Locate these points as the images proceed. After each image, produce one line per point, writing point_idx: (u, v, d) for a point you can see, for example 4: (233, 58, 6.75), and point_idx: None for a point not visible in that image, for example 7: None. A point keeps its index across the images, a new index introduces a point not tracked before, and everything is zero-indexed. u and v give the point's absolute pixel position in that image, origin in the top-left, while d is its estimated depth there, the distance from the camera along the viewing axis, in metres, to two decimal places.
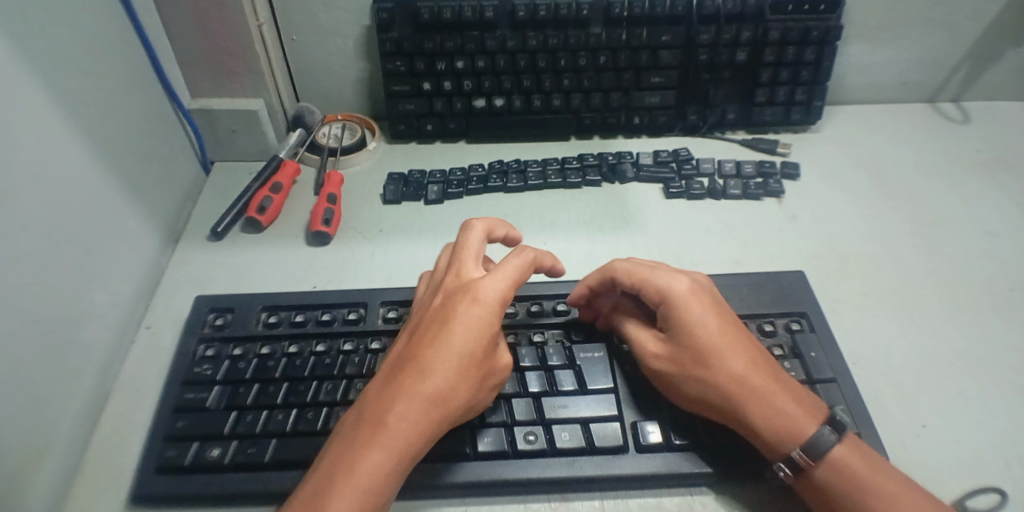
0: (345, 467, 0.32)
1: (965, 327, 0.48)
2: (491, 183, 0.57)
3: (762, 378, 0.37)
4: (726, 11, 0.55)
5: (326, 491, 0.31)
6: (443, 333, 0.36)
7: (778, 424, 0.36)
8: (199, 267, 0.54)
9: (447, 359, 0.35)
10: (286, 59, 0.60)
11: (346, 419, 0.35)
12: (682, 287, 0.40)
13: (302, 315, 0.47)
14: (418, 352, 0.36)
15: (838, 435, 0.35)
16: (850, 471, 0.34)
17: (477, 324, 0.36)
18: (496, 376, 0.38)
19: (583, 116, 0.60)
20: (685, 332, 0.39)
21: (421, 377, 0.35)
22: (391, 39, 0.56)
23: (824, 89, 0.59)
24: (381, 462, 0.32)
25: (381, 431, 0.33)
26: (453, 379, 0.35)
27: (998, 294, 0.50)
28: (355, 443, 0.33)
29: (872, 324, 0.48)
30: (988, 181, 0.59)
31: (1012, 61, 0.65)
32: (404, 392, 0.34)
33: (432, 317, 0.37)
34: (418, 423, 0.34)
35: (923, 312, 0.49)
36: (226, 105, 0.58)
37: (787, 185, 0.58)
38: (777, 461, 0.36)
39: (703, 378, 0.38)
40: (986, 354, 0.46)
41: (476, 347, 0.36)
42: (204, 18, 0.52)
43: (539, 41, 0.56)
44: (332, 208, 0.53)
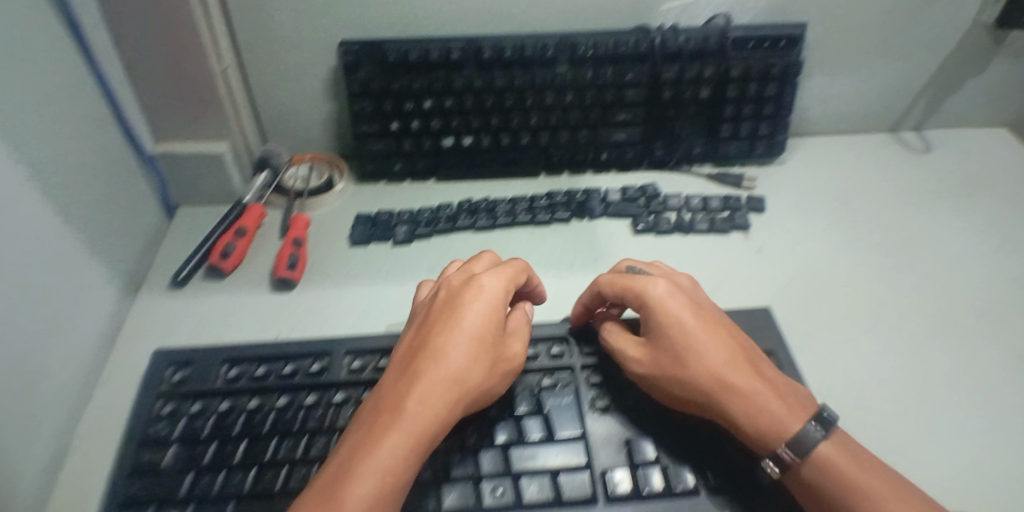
0: (365, 450, 0.32)
1: (938, 358, 0.48)
2: (459, 222, 0.56)
3: (747, 372, 0.38)
4: (689, 50, 0.55)
5: (348, 473, 0.31)
6: (451, 322, 0.39)
7: (761, 419, 0.36)
8: (160, 316, 0.52)
9: (459, 343, 0.38)
10: (252, 101, 0.60)
11: (360, 411, 0.36)
12: (660, 291, 0.42)
13: (263, 367, 0.46)
14: (429, 342, 0.38)
15: (825, 431, 0.35)
16: (838, 468, 0.34)
17: (484, 311, 0.39)
18: (506, 366, 0.40)
19: (551, 153, 0.60)
20: (661, 334, 0.41)
21: (434, 362, 0.37)
22: (357, 80, 0.56)
23: (786, 123, 0.60)
24: (402, 442, 0.33)
25: (401, 413, 0.34)
26: (467, 362, 0.37)
27: (967, 323, 0.51)
28: (375, 424, 0.34)
29: (844, 358, 0.48)
30: (951, 209, 0.60)
31: (971, 91, 0.66)
32: (420, 375, 0.36)
33: (437, 312, 0.40)
34: (436, 404, 0.35)
35: (894, 344, 0.49)
36: (190, 148, 0.57)
37: (753, 218, 0.59)
38: (766, 457, 0.36)
39: (686, 375, 0.39)
40: (957, 384, 0.46)
41: (484, 334, 0.39)
42: (168, 64, 0.52)
43: (506, 81, 0.56)
44: (297, 252, 0.53)
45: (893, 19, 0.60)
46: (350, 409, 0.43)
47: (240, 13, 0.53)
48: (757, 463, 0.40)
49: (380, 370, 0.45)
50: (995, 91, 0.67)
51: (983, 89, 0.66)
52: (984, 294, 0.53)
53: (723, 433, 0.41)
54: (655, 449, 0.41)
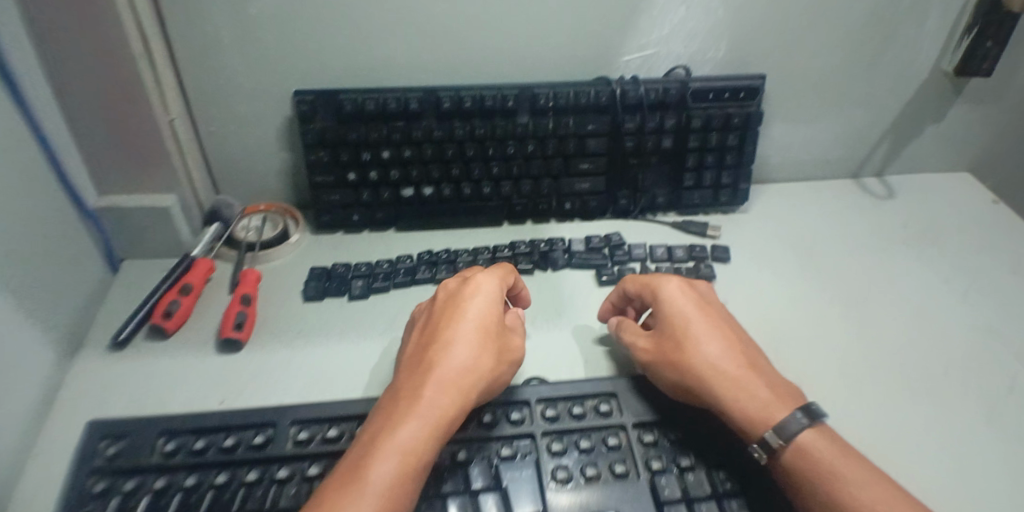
0: (385, 434, 0.35)
1: (929, 404, 0.46)
2: (419, 275, 0.55)
3: (740, 365, 0.42)
4: (649, 100, 0.55)
5: (371, 456, 0.33)
6: (453, 320, 0.43)
7: (747, 405, 0.39)
8: (101, 381, 0.48)
9: (465, 336, 0.41)
10: (203, 148, 0.58)
11: (377, 407, 0.39)
12: (673, 288, 0.47)
13: (202, 440, 0.41)
14: (434, 339, 0.42)
15: (809, 420, 0.38)
16: (820, 454, 0.36)
17: (483, 308, 0.43)
18: (510, 356, 0.43)
19: (514, 202, 0.59)
20: (667, 322, 0.45)
21: (440, 355, 0.40)
22: (313, 130, 0.54)
23: (749, 172, 0.60)
24: (418, 426, 0.35)
25: (414, 401, 0.37)
26: (474, 353, 0.40)
27: (953, 364, 0.49)
28: (395, 414, 0.36)
29: (834, 406, 0.45)
30: (916, 254, 0.60)
31: (930, 136, 0.68)
32: (431, 367, 0.39)
33: (439, 313, 0.44)
34: (450, 391, 0.38)
35: (882, 389, 0.47)
36: (135, 202, 0.55)
37: (718, 268, 0.58)
38: (754, 442, 0.38)
39: (679, 359, 0.43)
40: (950, 428, 0.44)
41: (485, 327, 0.43)
42: (112, 114, 0.50)
43: (466, 130, 0.55)
44: (245, 310, 0.50)
45: (850, 69, 0.61)
46: (293, 488, 0.38)
47: (190, 61, 0.53)
48: (749, 474, 0.40)
49: (329, 441, 0.41)
50: (949, 138, 0.68)
51: (939, 136, 0.68)
52: (963, 340, 0.51)
53: (718, 446, 0.41)
54: None
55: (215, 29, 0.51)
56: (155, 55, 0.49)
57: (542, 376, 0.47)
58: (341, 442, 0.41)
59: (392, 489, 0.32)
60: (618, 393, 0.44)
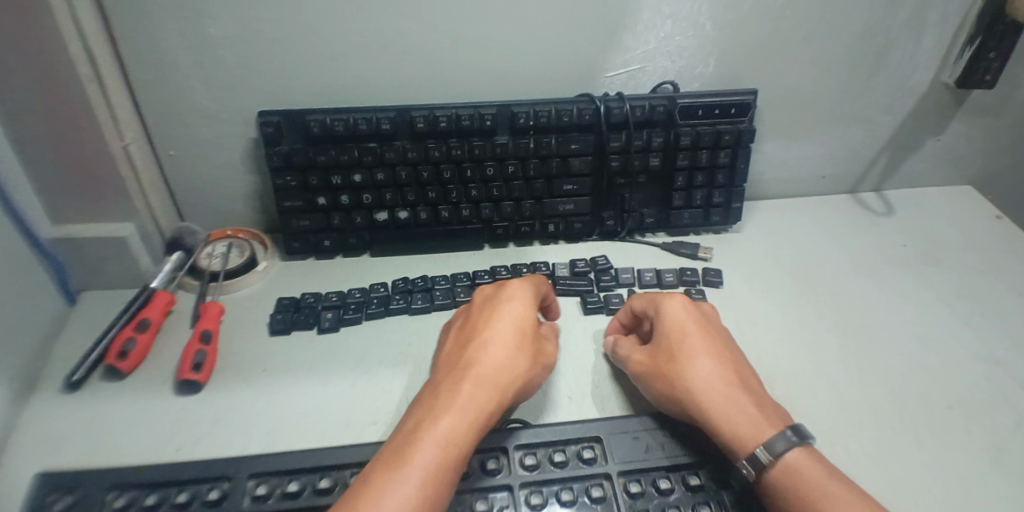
0: (425, 426, 0.35)
1: (944, 437, 0.43)
2: (393, 305, 0.52)
3: (732, 381, 0.40)
4: (635, 118, 0.53)
5: (411, 445, 0.34)
6: (491, 320, 0.43)
7: (731, 421, 0.37)
8: (54, 424, 0.44)
9: (502, 335, 0.41)
10: (163, 171, 0.55)
11: (415, 403, 0.39)
12: (674, 301, 0.46)
13: (155, 495, 0.38)
14: (472, 337, 0.42)
15: (799, 439, 0.35)
16: (809, 475, 0.34)
17: (521, 310, 0.44)
18: (545, 361, 0.43)
19: (494, 225, 0.56)
20: (663, 335, 0.44)
21: (478, 353, 0.40)
22: (280, 153, 0.51)
23: (741, 191, 0.58)
24: (458, 417, 0.35)
25: (454, 394, 0.37)
26: (512, 352, 0.40)
27: (965, 395, 0.46)
28: (435, 406, 0.36)
29: (843, 441, 0.42)
30: (916, 276, 0.58)
31: (931, 150, 0.65)
32: (470, 364, 0.39)
33: (476, 313, 0.44)
34: (488, 386, 0.38)
35: (893, 422, 0.44)
36: (91, 232, 0.51)
37: (710, 293, 0.55)
38: (741, 459, 0.36)
39: (670, 369, 0.41)
40: (971, 464, 0.41)
41: (522, 329, 0.43)
42: (62, 140, 0.46)
43: (442, 152, 0.52)
44: (205, 349, 0.47)
45: (847, 82, 0.58)
46: None
47: (147, 83, 0.50)
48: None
49: (290, 496, 0.38)
50: (948, 153, 0.66)
51: (937, 151, 0.65)
52: (969, 372, 0.48)
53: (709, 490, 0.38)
54: None
55: (173, 50, 0.48)
56: (106, 78, 0.46)
57: (523, 418, 0.43)
58: (304, 495, 0.38)
59: (431, 478, 0.32)
60: (602, 438, 0.41)
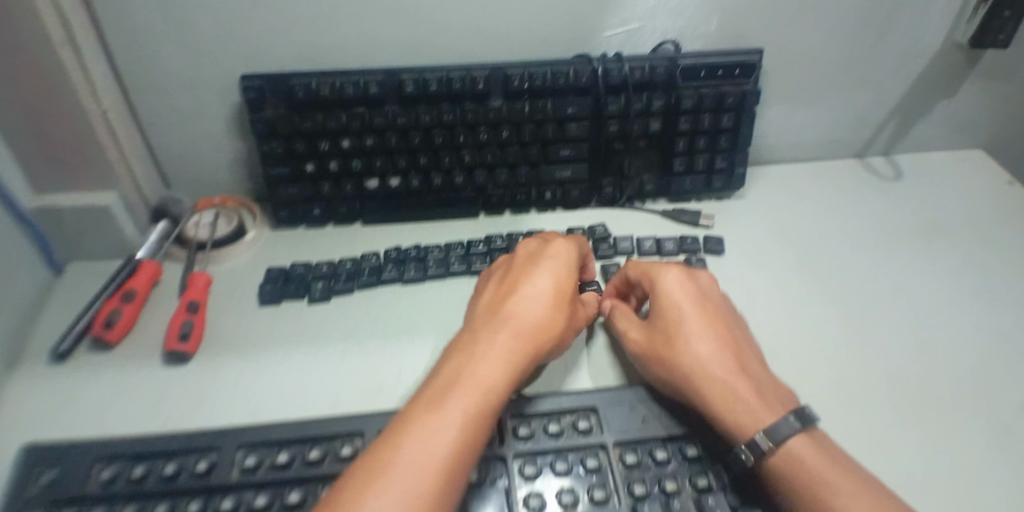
0: (466, 370, 0.35)
1: (940, 406, 0.42)
2: (385, 275, 0.50)
3: (730, 362, 0.39)
4: (634, 80, 0.50)
5: (453, 389, 0.33)
6: (532, 271, 0.42)
7: (728, 410, 0.36)
8: (37, 399, 0.44)
9: (543, 287, 0.41)
10: (145, 139, 0.53)
11: (450, 347, 0.39)
12: (670, 278, 0.44)
13: (141, 466, 0.38)
14: (513, 288, 0.41)
15: (802, 423, 0.34)
16: (811, 462, 0.33)
17: (562, 264, 0.43)
18: (577, 320, 0.43)
19: (489, 193, 0.54)
20: (660, 316, 0.42)
21: (518, 302, 0.40)
22: (264, 119, 0.49)
23: (745, 155, 0.55)
24: (498, 368, 0.35)
25: (494, 344, 0.37)
26: (552, 306, 0.40)
27: (966, 365, 0.45)
28: (474, 351, 0.36)
29: (840, 412, 0.42)
30: (922, 244, 0.56)
31: (942, 113, 0.62)
32: (510, 312, 0.39)
33: (517, 266, 0.44)
34: (527, 337, 0.38)
35: (891, 393, 0.43)
36: (72, 202, 0.50)
37: (711, 261, 0.53)
38: (740, 445, 0.35)
39: (666, 351, 0.40)
40: (965, 435, 0.40)
41: (562, 283, 0.42)
42: (33, 108, 0.44)
43: (433, 117, 0.50)
44: (192, 320, 0.46)
45: (856, 44, 0.55)
46: None
47: (121, 46, 0.47)
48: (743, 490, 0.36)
49: (279, 468, 0.38)
50: (959, 116, 0.63)
51: (948, 115, 0.63)
52: (973, 344, 0.47)
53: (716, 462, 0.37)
54: None
55: (147, 11, 0.46)
56: (82, 44, 0.44)
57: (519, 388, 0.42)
58: (293, 466, 0.38)
59: (474, 420, 0.32)
60: (598, 409, 0.40)
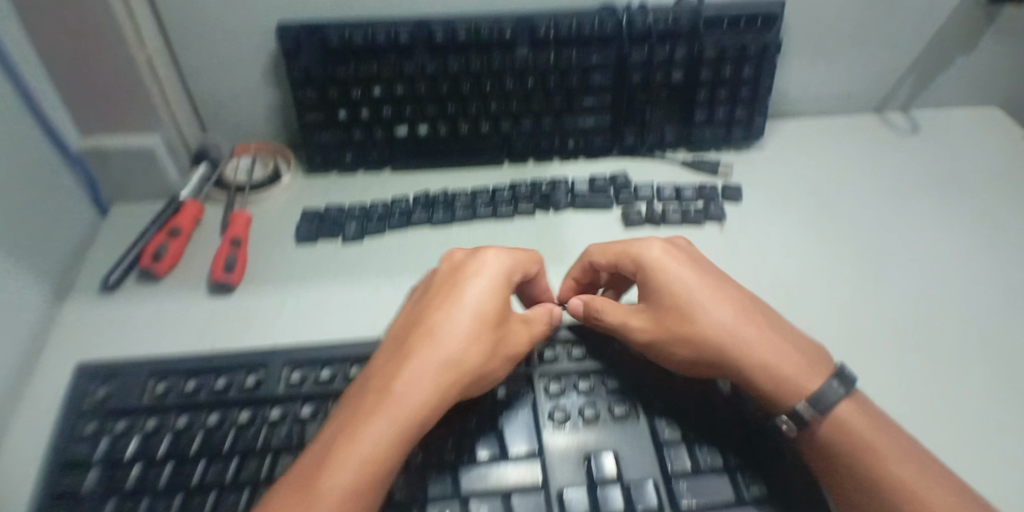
0: (349, 433, 0.31)
1: (940, 344, 0.45)
2: (415, 218, 0.53)
3: (752, 328, 0.38)
4: (658, 29, 0.52)
5: (327, 463, 0.30)
6: (447, 300, 0.37)
7: (777, 375, 0.36)
8: (90, 325, 0.47)
9: (454, 321, 0.36)
10: (184, 86, 0.56)
11: (348, 393, 0.34)
12: (656, 251, 0.41)
13: (194, 381, 0.42)
14: (424, 321, 0.36)
15: (846, 389, 0.35)
16: (853, 425, 0.34)
17: (484, 289, 0.37)
18: (509, 350, 0.37)
19: (514, 141, 0.56)
20: (663, 295, 0.39)
21: (425, 340, 0.35)
22: (299, 66, 0.51)
23: (765, 106, 0.57)
24: (391, 430, 0.31)
25: (386, 397, 0.32)
26: (464, 343, 0.35)
27: (970, 309, 0.48)
28: (363, 405, 0.32)
29: (843, 345, 0.45)
30: (935, 196, 0.58)
31: (962, 68, 0.63)
32: (412, 355, 0.34)
33: (436, 291, 0.38)
34: (428, 386, 0.33)
35: (894, 332, 0.46)
36: (118, 143, 0.52)
37: (729, 209, 0.55)
38: (781, 415, 0.36)
39: (691, 332, 0.37)
40: (960, 370, 0.43)
41: (482, 313, 0.37)
42: (83, 51, 0.47)
43: (462, 65, 0.52)
44: (235, 253, 0.49)
45: None
46: (286, 428, 0.39)
47: None
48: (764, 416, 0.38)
49: (323, 383, 0.41)
50: (980, 71, 0.63)
51: (968, 70, 0.63)
52: (978, 290, 0.49)
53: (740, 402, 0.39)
54: (618, 465, 0.36)
55: None
56: None
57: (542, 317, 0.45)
58: (335, 382, 0.41)
59: (346, 500, 0.29)
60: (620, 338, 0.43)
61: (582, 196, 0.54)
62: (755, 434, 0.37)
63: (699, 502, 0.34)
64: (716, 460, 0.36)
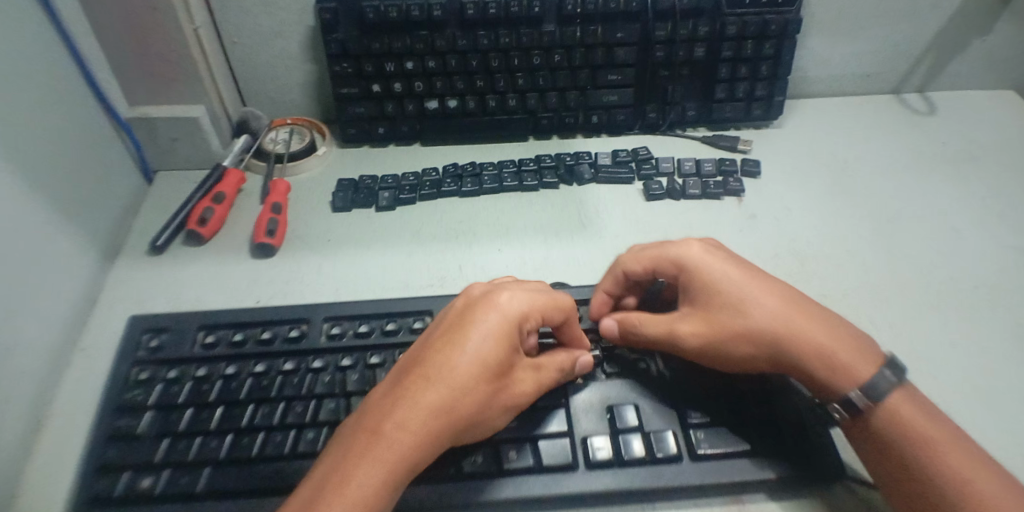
0: (331, 483, 0.29)
1: (950, 313, 0.47)
2: (445, 188, 0.55)
3: (803, 320, 0.37)
4: (682, 7, 0.53)
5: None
6: (453, 341, 0.33)
7: (835, 363, 0.35)
8: (139, 283, 0.50)
9: (457, 367, 0.32)
10: (227, 60, 0.58)
11: (341, 430, 0.32)
12: (696, 251, 0.40)
13: (240, 333, 0.44)
14: (426, 361, 0.33)
15: (897, 378, 0.34)
16: (909, 418, 0.33)
17: (495, 333, 0.33)
18: (510, 400, 0.34)
19: (539, 116, 0.59)
20: (710, 293, 0.38)
21: (423, 383, 0.32)
22: (336, 40, 0.53)
23: (785, 84, 0.58)
24: (379, 482, 0.29)
25: (373, 447, 0.30)
26: (463, 392, 0.32)
27: (982, 281, 0.49)
28: (350, 451, 0.30)
29: (855, 312, 0.47)
30: (950, 174, 0.59)
31: (979, 50, 0.64)
32: (407, 399, 0.31)
33: (446, 329, 0.34)
34: (418, 438, 0.30)
35: (906, 302, 0.48)
36: (165, 112, 0.55)
37: (747, 183, 0.57)
38: (832, 403, 0.35)
39: (744, 328, 0.36)
40: (968, 337, 0.45)
41: (488, 361, 0.33)
42: (134, 23, 0.49)
43: (491, 40, 0.54)
44: (276, 218, 0.51)
45: None
46: (328, 376, 0.41)
47: None
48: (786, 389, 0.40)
49: (361, 336, 0.44)
50: (997, 53, 0.64)
51: (985, 52, 0.64)
52: (989, 264, 0.51)
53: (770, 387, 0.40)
54: (638, 416, 0.38)
55: None
56: None
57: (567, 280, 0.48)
58: (372, 336, 0.44)
59: None
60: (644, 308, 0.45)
61: (605, 168, 0.56)
62: (772, 397, 0.39)
63: (713, 450, 0.37)
64: (731, 419, 0.38)
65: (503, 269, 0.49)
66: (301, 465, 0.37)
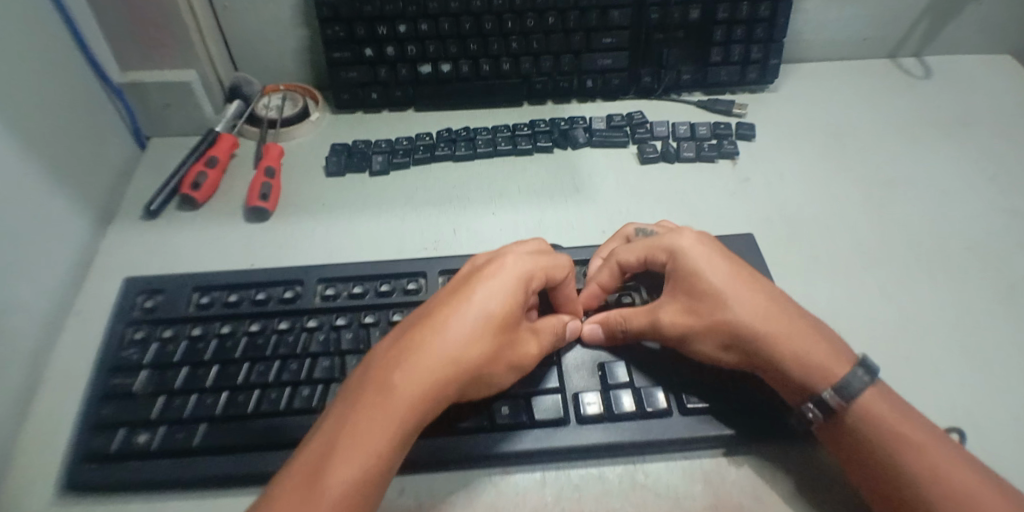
0: (347, 427, 0.29)
1: (939, 273, 0.47)
2: (438, 151, 0.55)
3: (785, 322, 0.36)
4: None
5: (320, 459, 0.28)
6: (460, 296, 0.34)
7: (808, 363, 0.34)
8: (134, 249, 0.50)
9: (465, 319, 0.32)
10: (218, 24, 0.58)
11: (348, 385, 0.32)
12: (687, 247, 0.39)
13: (235, 294, 0.44)
14: (433, 316, 0.33)
15: (870, 377, 0.34)
16: (888, 418, 0.32)
17: (501, 288, 0.34)
18: (516, 355, 0.35)
19: (533, 80, 0.58)
20: (695, 293, 0.37)
21: (431, 335, 0.32)
22: (328, 3, 0.53)
23: (780, 47, 0.58)
24: (387, 427, 0.29)
25: (386, 395, 0.30)
26: (471, 342, 0.32)
27: (972, 242, 0.50)
28: (361, 399, 0.30)
29: (846, 272, 0.47)
30: (944, 138, 0.59)
31: (976, 13, 0.63)
32: (415, 349, 0.32)
33: (451, 290, 0.35)
34: (430, 383, 0.31)
35: (896, 262, 0.48)
36: (157, 77, 0.55)
37: (741, 146, 0.57)
38: (805, 403, 0.35)
39: (726, 330, 0.36)
40: (955, 296, 0.46)
41: (495, 313, 0.33)
42: None
43: (483, 2, 0.54)
44: (270, 182, 0.52)
45: None
46: (323, 334, 0.41)
47: None
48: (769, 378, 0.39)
49: (355, 296, 0.44)
50: (994, 16, 0.64)
51: (982, 15, 0.64)
52: (982, 225, 0.51)
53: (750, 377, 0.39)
54: (629, 373, 0.39)
55: None
56: None
57: (560, 242, 0.48)
58: (366, 296, 0.44)
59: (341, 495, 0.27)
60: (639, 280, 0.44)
61: (600, 132, 0.56)
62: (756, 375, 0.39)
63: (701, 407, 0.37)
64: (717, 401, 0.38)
65: (498, 231, 0.50)
66: (297, 420, 0.38)
